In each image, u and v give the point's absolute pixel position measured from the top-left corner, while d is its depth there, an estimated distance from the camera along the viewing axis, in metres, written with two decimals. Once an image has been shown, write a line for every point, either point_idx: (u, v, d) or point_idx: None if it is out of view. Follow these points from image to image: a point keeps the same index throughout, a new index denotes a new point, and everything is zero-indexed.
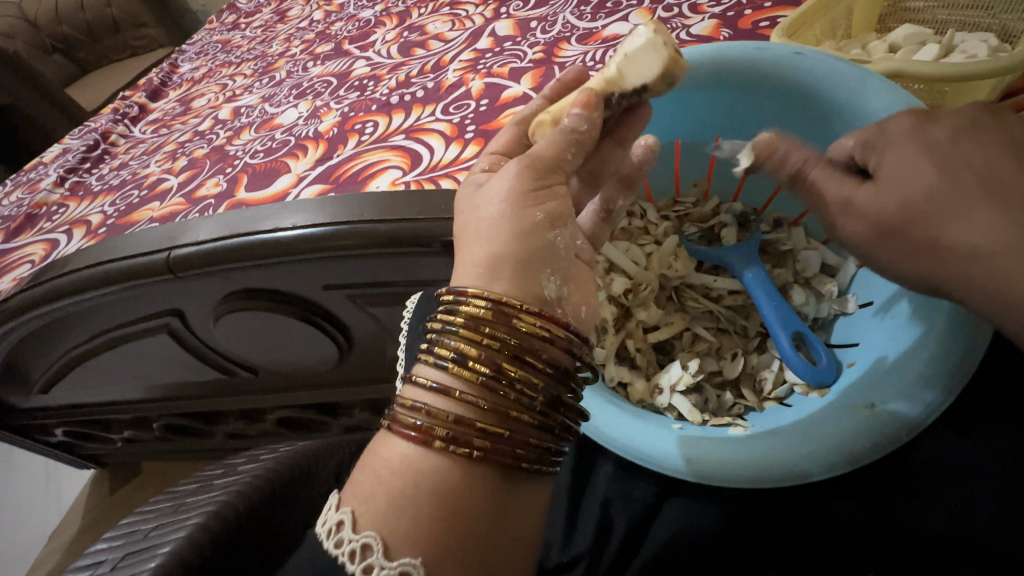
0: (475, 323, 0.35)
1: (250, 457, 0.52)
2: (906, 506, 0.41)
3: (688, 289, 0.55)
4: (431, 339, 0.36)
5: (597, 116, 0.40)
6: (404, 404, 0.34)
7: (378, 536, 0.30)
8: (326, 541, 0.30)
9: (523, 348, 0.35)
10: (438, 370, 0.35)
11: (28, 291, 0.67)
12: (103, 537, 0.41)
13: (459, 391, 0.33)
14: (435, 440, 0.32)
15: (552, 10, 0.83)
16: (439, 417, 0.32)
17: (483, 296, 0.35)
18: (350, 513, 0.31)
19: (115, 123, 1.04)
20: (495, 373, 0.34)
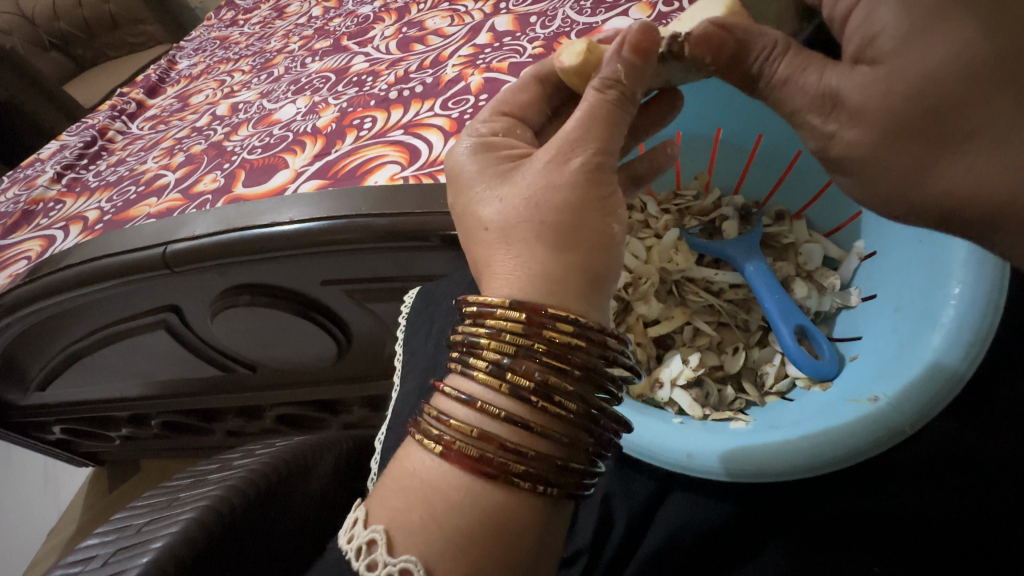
0: (558, 348, 0.32)
1: (246, 452, 0.51)
2: (912, 498, 0.41)
3: (689, 282, 0.54)
4: (496, 358, 0.32)
5: (644, 68, 0.37)
6: (467, 433, 0.30)
7: (419, 560, 0.28)
8: (357, 561, 0.29)
9: (601, 378, 0.33)
10: (507, 397, 0.31)
11: (23, 286, 0.66)
12: (97, 532, 0.40)
13: (534, 423, 0.31)
14: (511, 477, 0.29)
15: (552, 5, 0.82)
16: (518, 453, 0.30)
17: (571, 320, 0.32)
18: (383, 533, 0.29)
19: (112, 119, 1.04)
20: (577, 407, 0.32)
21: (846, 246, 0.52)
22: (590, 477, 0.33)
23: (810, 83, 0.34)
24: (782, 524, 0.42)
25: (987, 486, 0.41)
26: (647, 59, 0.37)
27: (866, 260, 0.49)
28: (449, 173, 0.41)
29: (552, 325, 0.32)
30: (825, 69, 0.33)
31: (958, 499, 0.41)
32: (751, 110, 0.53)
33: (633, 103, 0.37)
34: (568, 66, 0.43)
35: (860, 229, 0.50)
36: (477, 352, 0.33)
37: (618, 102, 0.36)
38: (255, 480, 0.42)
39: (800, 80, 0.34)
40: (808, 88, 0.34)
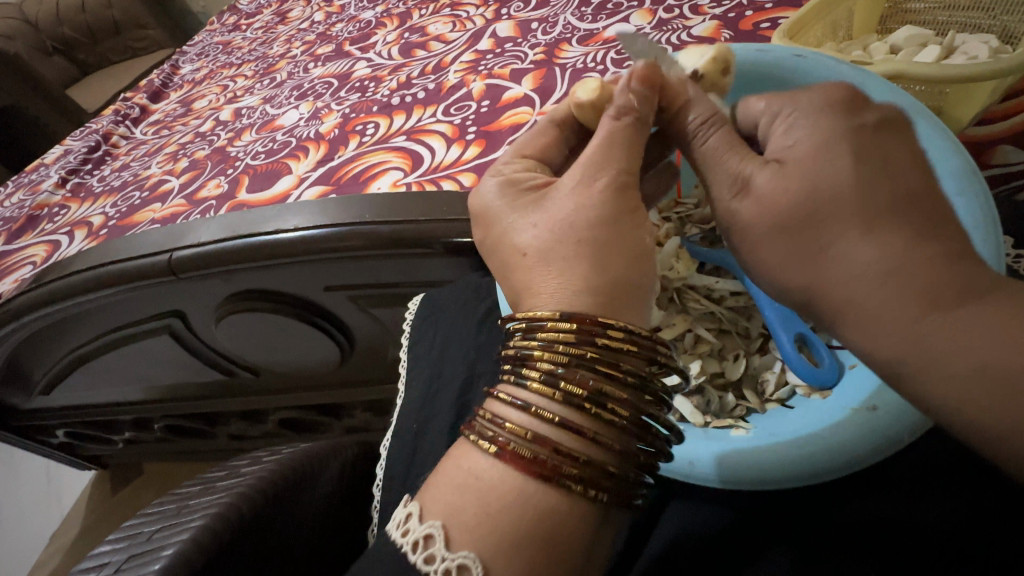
0: (612, 358, 0.32)
1: (253, 458, 0.51)
2: (908, 500, 0.41)
3: (690, 290, 0.54)
4: (549, 365, 0.33)
5: (654, 99, 0.38)
6: (521, 435, 0.31)
7: (477, 556, 0.28)
8: (415, 555, 0.29)
9: (652, 387, 0.34)
10: (560, 402, 0.32)
11: (30, 292, 0.67)
12: (107, 539, 0.41)
13: (587, 429, 0.31)
14: (563, 479, 0.29)
15: (553, 11, 0.83)
16: (570, 456, 0.30)
17: (621, 330, 0.33)
18: (440, 529, 0.29)
19: (117, 125, 1.04)
20: (628, 414, 0.32)
21: None
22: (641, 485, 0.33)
23: (730, 164, 0.34)
24: (779, 525, 0.43)
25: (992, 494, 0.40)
26: (655, 91, 0.38)
27: None
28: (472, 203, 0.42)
29: (604, 334, 0.32)
30: (744, 156, 0.34)
31: (957, 509, 0.40)
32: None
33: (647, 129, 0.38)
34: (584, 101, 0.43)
35: None
36: (528, 360, 0.34)
37: (633, 123, 0.37)
38: (263, 486, 0.43)
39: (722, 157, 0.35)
40: (727, 168, 0.34)
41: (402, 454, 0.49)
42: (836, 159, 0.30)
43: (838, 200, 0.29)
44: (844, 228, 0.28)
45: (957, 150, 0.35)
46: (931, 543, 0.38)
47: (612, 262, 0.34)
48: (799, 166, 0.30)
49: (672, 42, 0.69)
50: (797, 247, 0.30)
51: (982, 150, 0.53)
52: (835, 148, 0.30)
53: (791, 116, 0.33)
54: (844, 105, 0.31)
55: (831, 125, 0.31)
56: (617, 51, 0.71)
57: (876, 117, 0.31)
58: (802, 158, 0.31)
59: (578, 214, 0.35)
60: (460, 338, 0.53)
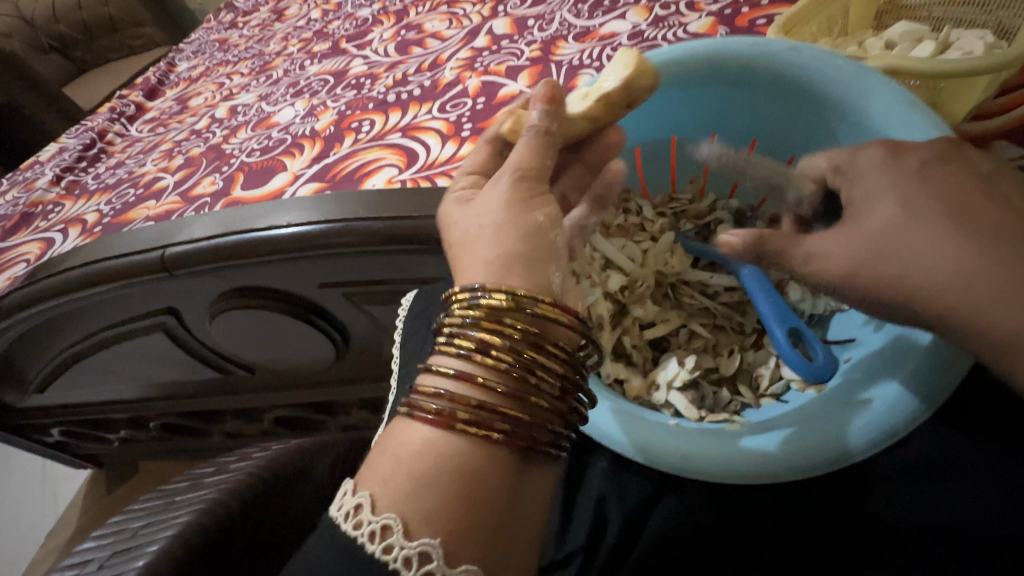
0: (497, 312, 0.33)
1: (243, 455, 0.51)
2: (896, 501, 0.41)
3: (684, 285, 0.55)
4: (449, 328, 0.34)
5: (560, 112, 0.41)
6: (424, 392, 0.31)
7: (399, 516, 0.27)
8: (345, 523, 0.28)
9: (547, 339, 0.33)
10: (460, 359, 0.33)
11: (23, 289, 0.67)
12: (92, 535, 0.41)
13: (481, 379, 0.31)
14: (456, 424, 0.29)
15: (549, 8, 0.83)
16: (463, 402, 0.30)
17: (502, 288, 0.33)
18: (368, 496, 0.28)
19: (112, 122, 1.04)
20: (515, 359, 0.32)
21: None
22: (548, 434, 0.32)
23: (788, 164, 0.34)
24: (772, 525, 0.43)
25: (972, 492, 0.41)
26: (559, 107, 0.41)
27: None
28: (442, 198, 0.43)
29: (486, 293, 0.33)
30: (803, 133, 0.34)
31: (943, 510, 0.41)
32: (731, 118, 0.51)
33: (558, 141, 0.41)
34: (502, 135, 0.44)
35: None
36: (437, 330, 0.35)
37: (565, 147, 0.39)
38: (251, 482, 0.42)
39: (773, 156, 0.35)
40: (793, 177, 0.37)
41: None
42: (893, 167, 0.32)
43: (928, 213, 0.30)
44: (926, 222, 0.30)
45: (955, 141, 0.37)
46: (909, 540, 0.40)
47: None
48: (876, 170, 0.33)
49: (668, 39, 0.69)
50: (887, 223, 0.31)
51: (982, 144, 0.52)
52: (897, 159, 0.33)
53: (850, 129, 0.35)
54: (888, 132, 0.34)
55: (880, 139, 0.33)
56: (613, 48, 0.71)
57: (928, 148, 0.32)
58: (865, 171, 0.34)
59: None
60: None
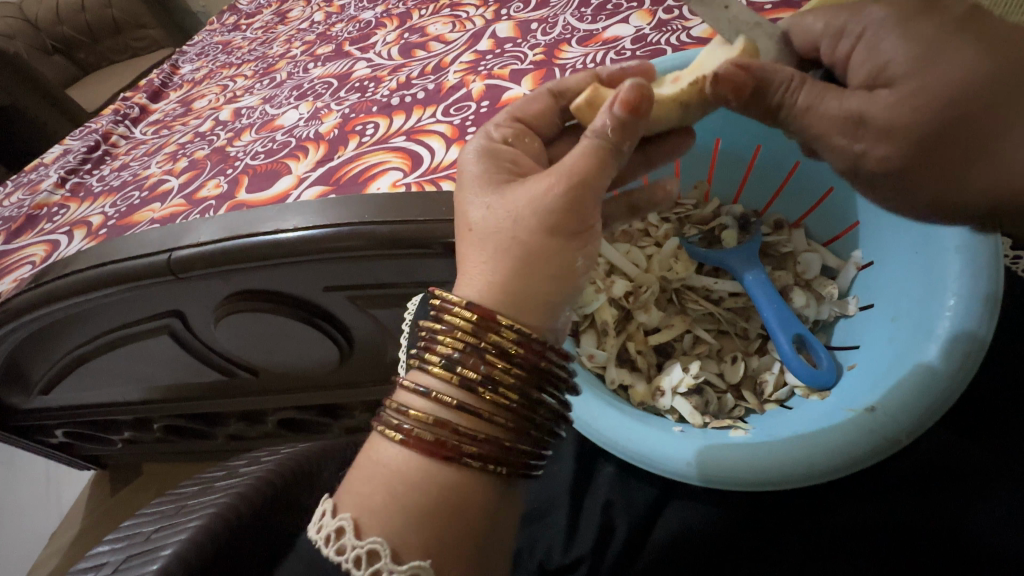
0: (501, 350, 0.36)
1: (250, 459, 0.52)
2: (901, 503, 0.43)
3: (689, 290, 0.55)
4: (446, 354, 0.37)
5: (637, 125, 0.37)
6: (425, 421, 0.35)
7: (386, 542, 0.32)
8: (326, 548, 0.33)
9: (541, 376, 0.38)
10: (460, 389, 0.36)
11: (30, 291, 0.67)
12: (104, 538, 0.41)
13: (482, 411, 0.36)
14: (463, 457, 0.34)
15: (553, 11, 0.83)
16: (468, 436, 0.35)
17: (516, 329, 0.37)
18: (351, 520, 0.33)
19: (117, 124, 1.04)
20: (517, 398, 0.37)
21: (843, 255, 0.53)
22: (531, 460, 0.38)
23: (833, 109, 0.36)
24: (779, 529, 0.44)
25: (977, 495, 0.42)
26: (639, 117, 0.37)
27: (863, 270, 0.50)
28: (457, 172, 0.43)
29: (493, 330, 0.36)
30: (842, 95, 0.36)
31: (946, 515, 0.42)
32: (749, 122, 0.53)
33: (620, 156, 0.38)
34: (575, 107, 0.45)
35: (859, 238, 0.51)
36: (431, 347, 0.38)
37: (606, 151, 0.37)
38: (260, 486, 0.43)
39: (821, 106, 0.36)
40: (830, 113, 0.36)
41: None
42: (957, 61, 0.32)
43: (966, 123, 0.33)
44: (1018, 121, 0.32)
45: None
46: (914, 540, 0.41)
47: None
48: (923, 82, 0.33)
49: (672, 43, 0.69)
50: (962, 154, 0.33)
51: None
52: (955, 54, 0.32)
53: (869, 37, 0.35)
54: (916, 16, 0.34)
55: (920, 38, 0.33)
56: (617, 52, 0.71)
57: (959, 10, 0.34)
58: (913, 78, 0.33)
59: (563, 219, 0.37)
60: None
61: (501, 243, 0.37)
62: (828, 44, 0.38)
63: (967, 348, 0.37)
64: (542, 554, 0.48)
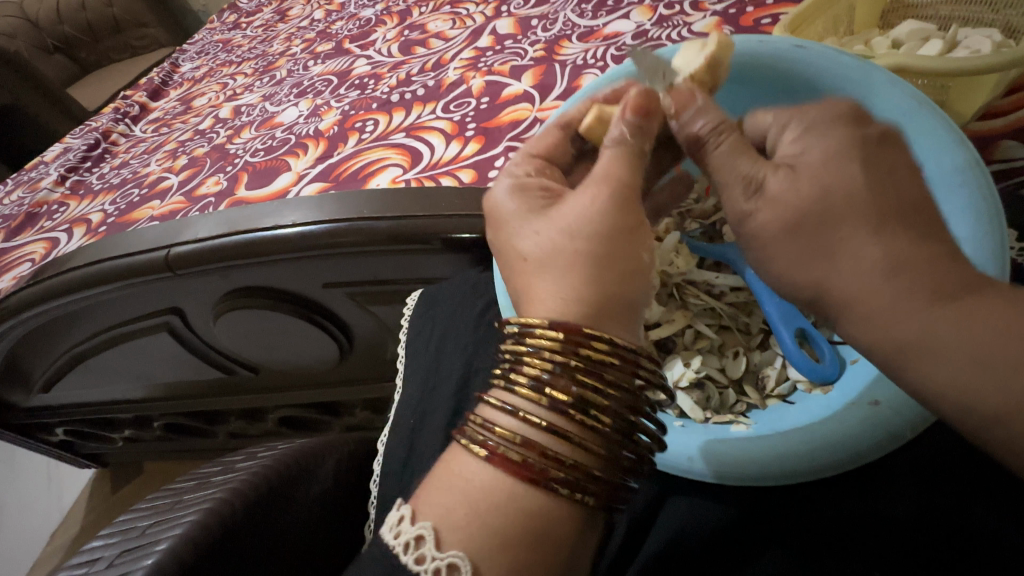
0: (593, 368, 0.33)
1: (248, 454, 0.51)
2: (913, 501, 0.40)
3: (690, 285, 0.54)
4: (534, 372, 0.34)
5: (652, 125, 0.39)
6: (511, 439, 0.32)
7: (465, 555, 0.29)
8: (404, 556, 0.30)
9: (635, 398, 0.35)
10: (547, 408, 0.33)
11: (28, 288, 0.67)
12: (100, 533, 0.41)
13: (573, 434, 0.32)
14: (552, 483, 0.30)
15: (553, 8, 0.83)
16: (557, 459, 0.31)
17: (606, 341, 0.34)
18: (431, 530, 0.30)
19: (116, 122, 1.04)
20: (612, 421, 0.33)
21: None
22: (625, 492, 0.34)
23: (740, 165, 0.34)
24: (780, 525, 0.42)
25: None
26: (650, 119, 0.39)
27: None
28: (486, 205, 0.42)
29: (587, 345, 0.33)
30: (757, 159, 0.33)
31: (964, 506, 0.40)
32: None
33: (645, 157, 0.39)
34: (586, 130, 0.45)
35: None
36: (516, 365, 0.35)
37: (632, 155, 0.39)
38: (257, 482, 0.42)
39: (734, 159, 0.34)
40: (738, 168, 0.34)
41: (399, 447, 0.49)
42: (849, 164, 0.30)
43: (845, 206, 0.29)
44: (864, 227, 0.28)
45: (964, 143, 0.35)
46: (927, 536, 0.39)
47: (604, 271, 0.35)
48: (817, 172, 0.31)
49: (673, 38, 0.69)
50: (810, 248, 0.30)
51: (985, 145, 0.52)
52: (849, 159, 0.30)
53: (806, 123, 0.33)
54: (850, 117, 0.32)
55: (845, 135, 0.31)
56: (617, 48, 0.71)
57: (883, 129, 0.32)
58: (814, 162, 0.31)
59: (588, 224, 0.36)
60: (457, 334, 0.53)
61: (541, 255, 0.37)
62: (773, 131, 0.35)
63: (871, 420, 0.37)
64: None
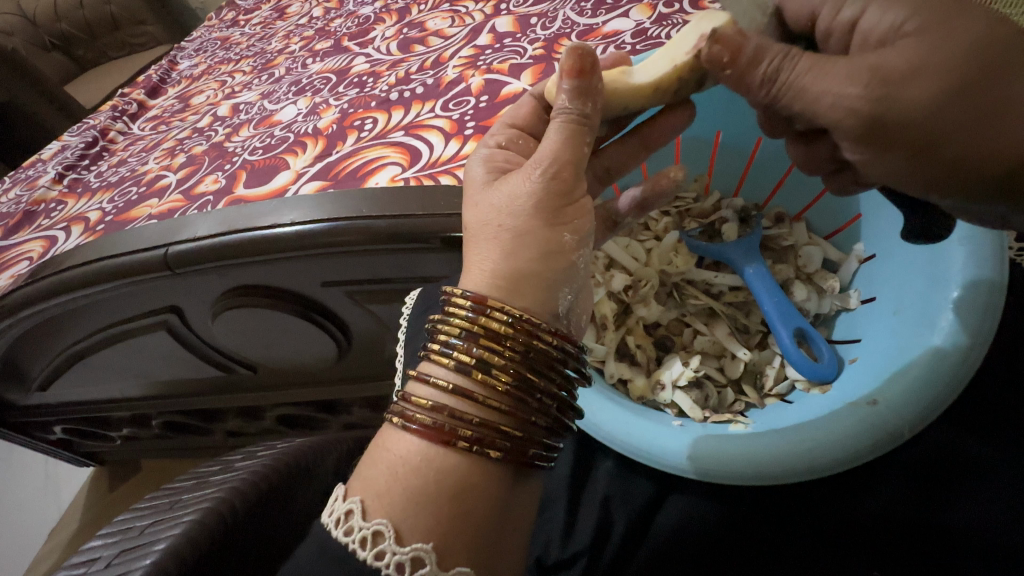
0: (495, 333, 0.35)
1: (246, 453, 0.51)
2: (900, 499, 0.43)
3: (689, 285, 0.55)
4: (444, 340, 0.36)
5: (591, 85, 0.38)
6: (419, 404, 0.34)
7: (390, 523, 0.30)
8: (336, 529, 0.31)
9: (541, 361, 0.36)
10: (455, 372, 0.35)
11: (26, 287, 0.66)
12: (98, 533, 0.41)
13: (479, 395, 0.34)
14: (459, 442, 0.32)
15: (552, 6, 0.82)
16: (462, 419, 0.33)
17: (507, 310, 0.35)
18: (359, 502, 0.31)
19: (114, 120, 1.03)
20: (512, 380, 0.34)
21: (845, 249, 0.53)
22: (541, 452, 0.35)
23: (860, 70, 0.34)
24: (786, 523, 0.45)
25: (982, 491, 0.43)
26: (588, 81, 0.38)
27: (865, 263, 0.50)
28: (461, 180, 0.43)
29: (488, 313, 0.35)
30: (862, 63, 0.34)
31: (952, 509, 0.42)
32: (742, 111, 0.53)
33: (590, 124, 0.39)
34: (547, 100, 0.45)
35: (859, 232, 0.52)
36: (432, 336, 0.37)
37: (576, 125, 0.38)
38: (255, 482, 0.42)
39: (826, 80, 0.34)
40: (844, 73, 0.34)
41: None
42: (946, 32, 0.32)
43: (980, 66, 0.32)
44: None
45: None
46: (908, 536, 0.42)
47: None
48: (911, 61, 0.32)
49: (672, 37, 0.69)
50: (989, 113, 0.32)
51: None
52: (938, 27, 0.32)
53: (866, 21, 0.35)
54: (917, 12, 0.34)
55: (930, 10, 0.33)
56: (616, 47, 0.71)
57: None
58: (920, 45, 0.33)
59: None
60: None
61: (513, 241, 0.36)
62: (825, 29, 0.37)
63: (993, 290, 0.39)
64: (540, 549, 0.49)
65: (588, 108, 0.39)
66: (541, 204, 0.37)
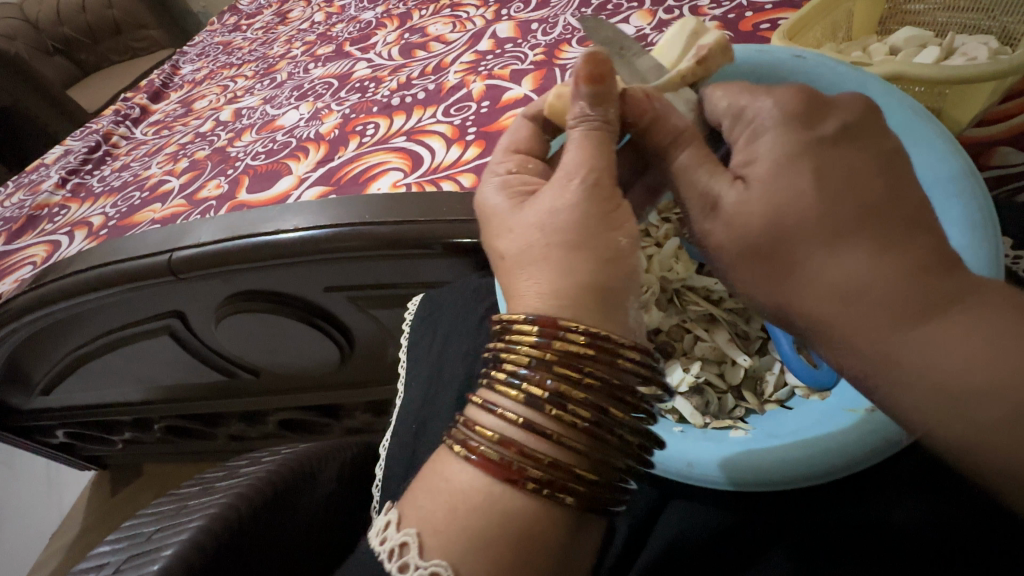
0: (571, 359, 0.34)
1: (251, 458, 0.51)
2: (903, 505, 0.41)
3: (689, 291, 0.56)
4: (512, 369, 0.35)
5: (610, 87, 0.38)
6: (483, 435, 0.33)
7: (448, 563, 0.30)
8: (391, 563, 0.32)
9: (622, 389, 0.35)
10: (523, 405, 0.34)
11: (30, 292, 0.67)
12: (105, 539, 0.41)
13: (552, 431, 0.33)
14: (529, 481, 0.31)
15: (553, 12, 0.83)
16: (533, 457, 0.32)
17: (582, 331, 0.34)
18: (415, 536, 0.32)
19: (117, 125, 1.04)
20: (590, 414, 0.34)
21: None
22: (617, 488, 0.34)
23: (700, 183, 0.35)
24: (782, 527, 0.44)
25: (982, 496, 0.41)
26: (606, 82, 0.38)
27: None
28: (479, 211, 0.43)
29: (563, 336, 0.34)
30: (714, 173, 0.35)
31: (954, 514, 0.40)
32: None
33: (612, 125, 0.39)
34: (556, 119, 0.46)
35: None
36: (497, 364, 0.36)
37: (598, 129, 0.38)
38: (261, 488, 0.43)
39: (693, 175, 0.36)
40: (697, 185, 0.35)
41: (400, 452, 0.50)
42: (800, 171, 0.31)
43: (796, 223, 0.30)
44: (818, 249, 0.30)
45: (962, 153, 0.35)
46: (912, 544, 0.40)
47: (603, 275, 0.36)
48: (767, 182, 0.32)
49: None
50: (768, 271, 0.31)
51: (982, 151, 0.54)
52: (801, 164, 0.31)
53: (756, 126, 0.34)
54: (802, 115, 0.33)
55: (789, 139, 0.32)
56: None
57: (837, 123, 0.32)
58: (763, 174, 0.32)
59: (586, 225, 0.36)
60: (459, 337, 0.53)
61: (512, 247, 0.37)
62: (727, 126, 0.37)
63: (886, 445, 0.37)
64: None
65: (608, 110, 0.38)
66: (541, 213, 0.37)
